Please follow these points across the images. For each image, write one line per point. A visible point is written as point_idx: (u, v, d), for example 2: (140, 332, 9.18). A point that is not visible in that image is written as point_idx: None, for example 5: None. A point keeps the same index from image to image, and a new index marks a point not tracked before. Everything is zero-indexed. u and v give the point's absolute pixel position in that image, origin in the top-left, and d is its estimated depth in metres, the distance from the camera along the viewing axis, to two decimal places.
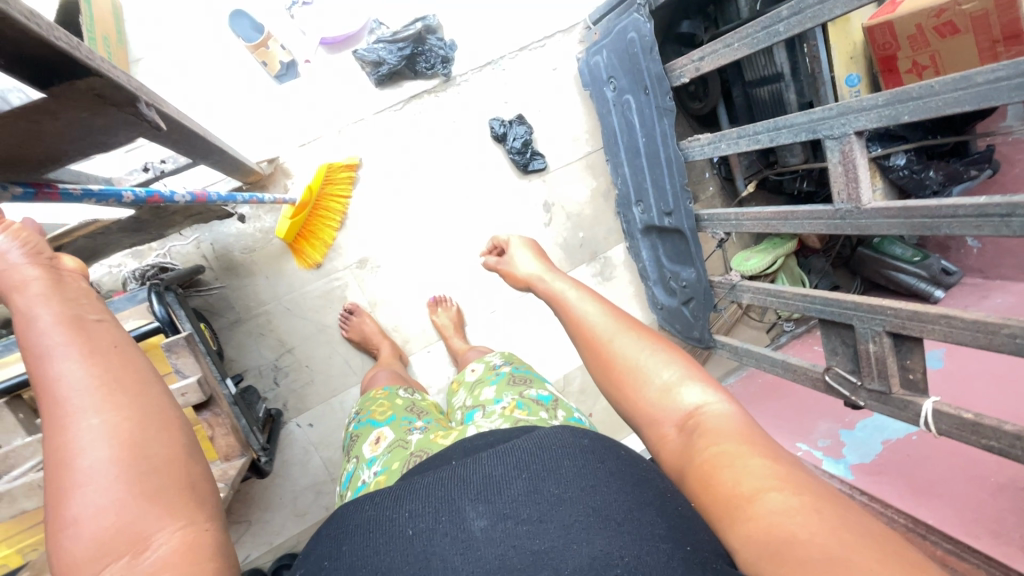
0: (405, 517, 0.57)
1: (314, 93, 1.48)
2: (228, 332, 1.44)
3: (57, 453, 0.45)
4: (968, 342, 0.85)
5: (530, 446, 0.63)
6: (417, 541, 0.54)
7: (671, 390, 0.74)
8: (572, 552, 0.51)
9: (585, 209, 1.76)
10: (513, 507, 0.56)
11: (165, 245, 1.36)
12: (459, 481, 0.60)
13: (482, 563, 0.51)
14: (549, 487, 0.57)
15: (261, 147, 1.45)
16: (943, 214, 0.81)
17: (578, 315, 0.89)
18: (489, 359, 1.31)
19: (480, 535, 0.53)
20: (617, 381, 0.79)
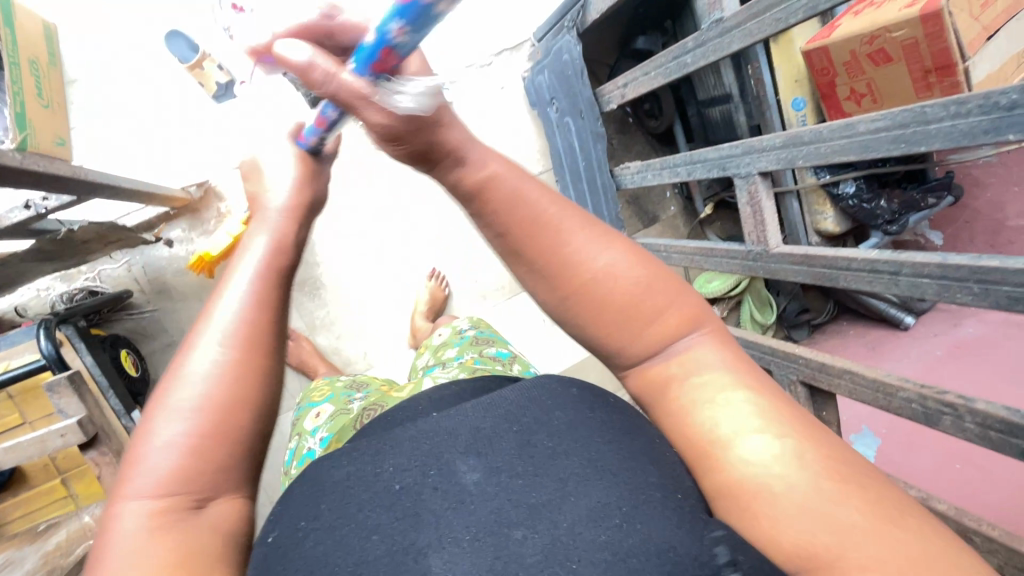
0: (387, 472, 0.47)
1: (251, 116, 1.47)
2: (161, 355, 1.43)
3: (170, 378, 0.47)
4: (868, 401, 0.80)
5: (518, 399, 0.53)
6: (403, 502, 0.43)
7: (667, 316, 0.48)
8: (571, 503, 0.41)
9: None
10: (506, 463, 0.45)
11: (94, 268, 1.36)
12: (446, 434, 0.50)
13: (475, 521, 0.41)
14: (542, 440, 0.47)
15: (193, 168, 1.43)
16: (840, 266, 0.76)
17: (508, 211, 0.48)
18: (455, 323, 1.20)
19: (476, 491, 0.43)
20: (585, 317, 0.48)
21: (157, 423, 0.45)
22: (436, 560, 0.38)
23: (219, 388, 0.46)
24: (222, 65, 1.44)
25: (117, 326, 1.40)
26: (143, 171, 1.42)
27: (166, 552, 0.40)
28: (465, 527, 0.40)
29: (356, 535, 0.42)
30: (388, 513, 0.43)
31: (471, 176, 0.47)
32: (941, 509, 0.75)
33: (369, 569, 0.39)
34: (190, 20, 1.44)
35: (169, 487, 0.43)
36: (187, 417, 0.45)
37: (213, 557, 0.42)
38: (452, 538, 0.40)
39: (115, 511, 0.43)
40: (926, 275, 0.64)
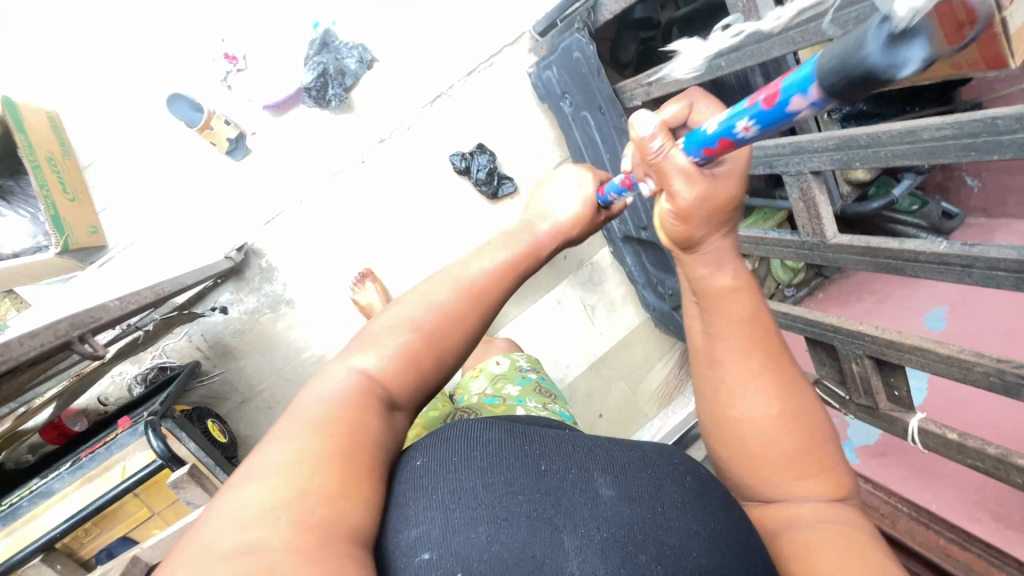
0: (536, 454, 0.64)
1: (269, 167, 1.45)
2: (238, 412, 1.50)
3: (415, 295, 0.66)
4: (943, 374, 0.85)
5: (655, 452, 0.70)
6: (548, 481, 0.61)
7: (815, 477, 0.66)
8: (691, 558, 0.58)
9: None
10: (636, 490, 0.62)
11: (159, 345, 1.40)
12: (589, 450, 0.67)
13: (606, 525, 0.58)
14: (670, 491, 0.63)
15: (224, 230, 1.44)
16: (907, 258, 0.78)
17: (725, 329, 0.67)
18: (514, 359, 1.37)
19: (608, 503, 0.60)
20: (749, 444, 0.67)
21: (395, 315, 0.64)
22: (570, 542, 0.56)
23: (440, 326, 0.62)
24: (229, 119, 1.43)
25: (193, 394, 1.46)
26: (177, 242, 1.43)
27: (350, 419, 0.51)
28: (597, 528, 0.57)
29: (508, 492, 0.59)
30: (533, 483, 0.60)
31: (718, 286, 0.66)
32: (1022, 463, 0.81)
33: (513, 520, 0.56)
34: (191, 83, 1.43)
35: (381, 383, 0.56)
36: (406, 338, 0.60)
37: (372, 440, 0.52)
38: (584, 530, 0.57)
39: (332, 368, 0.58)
40: (1001, 268, 0.67)
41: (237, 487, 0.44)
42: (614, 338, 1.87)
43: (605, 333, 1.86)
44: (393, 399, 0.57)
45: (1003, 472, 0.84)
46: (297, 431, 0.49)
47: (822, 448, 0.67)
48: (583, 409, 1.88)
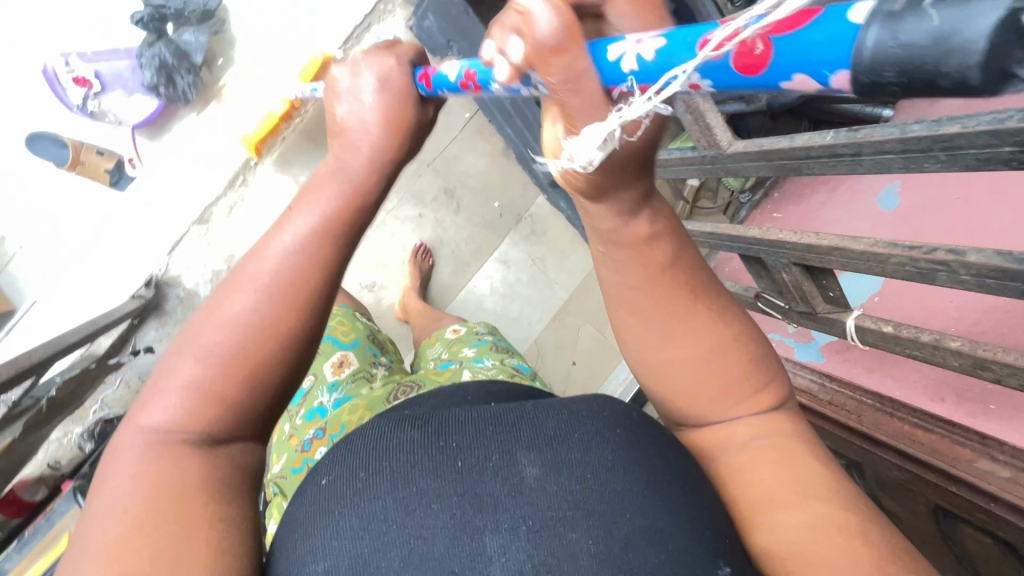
0: (453, 446, 0.49)
1: (156, 188, 1.36)
2: None
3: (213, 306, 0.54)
4: (863, 270, 0.79)
5: (585, 408, 0.53)
6: (465, 480, 0.46)
7: (750, 395, 0.55)
8: (627, 519, 0.45)
9: (490, 174, 1.68)
10: (567, 462, 0.47)
11: (96, 398, 1.35)
12: (509, 423, 0.51)
13: (532, 516, 0.44)
14: (603, 451, 0.48)
15: (126, 264, 1.34)
16: (799, 156, 0.71)
17: (629, 270, 0.54)
18: (471, 323, 1.08)
19: (533, 486, 0.46)
20: (675, 385, 0.55)
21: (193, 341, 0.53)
22: (493, 543, 0.43)
23: (246, 339, 0.52)
24: (104, 148, 1.35)
25: None
26: (81, 286, 1.33)
27: (165, 479, 0.47)
28: (521, 518, 0.44)
29: (417, 502, 0.45)
30: (452, 485, 0.46)
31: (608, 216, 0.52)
32: (955, 347, 0.76)
33: (428, 535, 0.44)
34: (55, 118, 1.34)
35: (180, 427, 0.50)
36: (193, 368, 0.52)
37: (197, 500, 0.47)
38: (507, 525, 0.44)
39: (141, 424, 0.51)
40: (888, 151, 0.59)
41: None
42: (571, 285, 1.80)
43: (561, 283, 1.79)
44: (210, 433, 0.51)
45: (940, 358, 0.80)
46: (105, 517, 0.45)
47: (754, 362, 0.55)
48: (556, 360, 1.82)
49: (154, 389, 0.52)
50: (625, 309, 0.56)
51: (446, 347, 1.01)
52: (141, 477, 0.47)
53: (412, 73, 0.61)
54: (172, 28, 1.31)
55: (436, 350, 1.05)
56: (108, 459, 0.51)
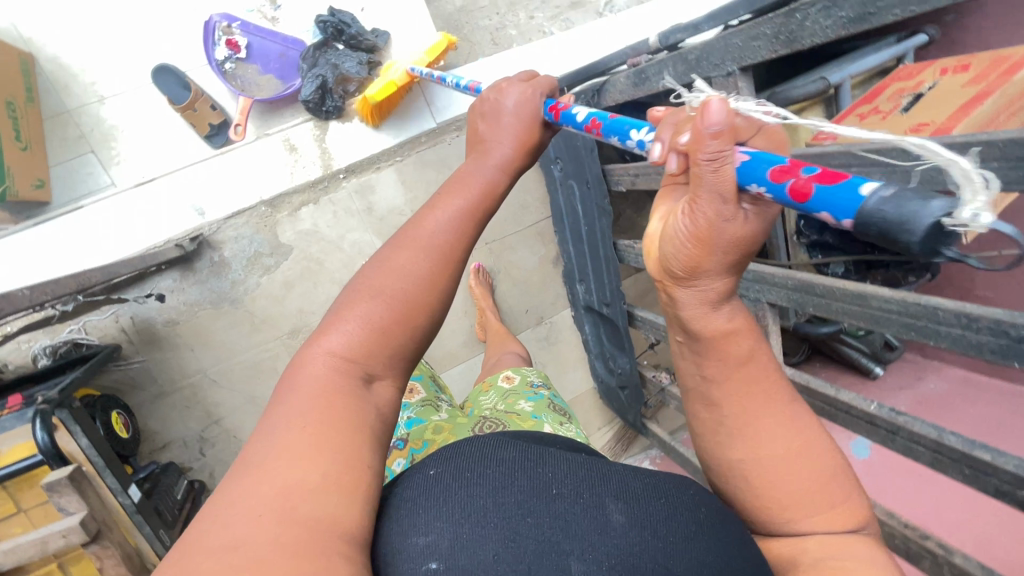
0: (549, 473, 0.50)
1: (241, 158, 1.39)
2: (151, 405, 1.41)
3: (393, 260, 0.60)
4: None
5: (672, 479, 0.55)
6: (558, 507, 0.47)
7: (831, 507, 0.56)
8: None
9: (534, 275, 1.73)
10: (652, 519, 0.48)
11: (80, 320, 1.31)
12: (594, 469, 0.52)
13: (615, 561, 0.45)
14: (682, 522, 0.49)
15: (178, 210, 1.36)
16: (840, 406, 0.86)
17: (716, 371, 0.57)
18: (526, 372, 1.15)
19: (619, 533, 0.46)
20: (753, 481, 0.58)
21: (382, 278, 0.59)
22: (578, 567, 0.44)
23: (414, 293, 0.59)
24: (218, 105, 1.41)
25: (104, 378, 1.36)
26: (111, 218, 1.32)
27: (331, 404, 0.50)
28: (605, 554, 0.45)
29: (514, 511, 0.46)
30: (546, 508, 0.47)
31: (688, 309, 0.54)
32: None
33: (522, 541, 0.45)
34: (187, 61, 1.40)
35: (354, 358, 0.55)
36: (384, 310, 0.57)
37: (351, 425, 0.50)
38: (592, 556, 0.45)
39: (318, 352, 0.54)
40: (921, 443, 0.75)
41: (236, 484, 0.44)
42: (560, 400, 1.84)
43: None
44: (369, 371, 0.55)
45: None
46: (281, 426, 0.48)
47: (839, 479, 0.57)
48: None
49: (339, 316, 0.57)
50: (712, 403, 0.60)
51: (501, 398, 1.06)
52: (304, 400, 0.50)
53: (543, 104, 0.80)
54: (341, 47, 1.45)
55: (491, 399, 1.09)
56: (289, 374, 0.54)
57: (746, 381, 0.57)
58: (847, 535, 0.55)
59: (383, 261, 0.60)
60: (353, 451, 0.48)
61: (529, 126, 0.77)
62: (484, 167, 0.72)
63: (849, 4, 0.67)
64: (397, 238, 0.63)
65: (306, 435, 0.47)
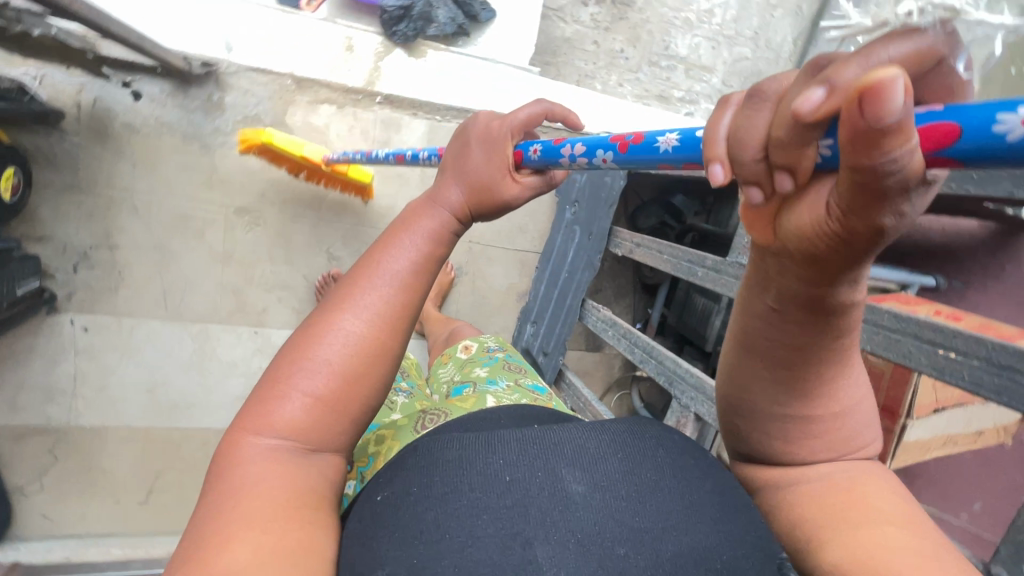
0: (499, 462, 0.56)
1: (297, 28, 1.31)
2: (55, 191, 1.27)
3: (322, 332, 0.59)
4: None
5: (634, 437, 0.60)
6: (515, 493, 0.53)
7: (855, 440, 0.58)
8: (672, 538, 0.51)
9: (495, 295, 1.67)
10: (610, 481, 0.55)
11: (43, 69, 1.19)
12: (549, 442, 0.59)
13: (585, 527, 0.51)
14: (647, 474, 0.56)
15: (201, 31, 1.26)
16: None
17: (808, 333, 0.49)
18: (483, 339, 1.07)
19: (581, 501, 0.53)
20: (817, 425, 0.56)
21: (318, 349, 0.59)
22: (544, 552, 0.49)
23: (347, 366, 0.59)
24: None
25: (25, 136, 1.22)
26: None
27: (271, 480, 0.53)
28: (570, 531, 0.50)
29: (469, 510, 0.52)
30: (499, 498, 0.53)
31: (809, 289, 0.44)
32: None
33: (481, 541, 0.50)
34: None
35: (286, 434, 0.56)
36: (326, 382, 0.58)
37: (287, 493, 0.53)
38: (559, 539, 0.50)
39: (252, 432, 0.56)
40: None
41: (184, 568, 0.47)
42: None
43: None
44: (306, 441, 0.57)
45: None
46: (220, 507, 0.51)
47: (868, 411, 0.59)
48: None
49: (272, 391, 0.58)
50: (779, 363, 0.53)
51: (458, 364, 1.00)
52: (248, 479, 0.53)
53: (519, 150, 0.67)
54: None
55: (450, 371, 1.01)
56: (224, 457, 0.56)
57: (824, 341, 0.50)
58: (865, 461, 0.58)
59: (317, 331, 0.60)
60: (289, 523, 0.51)
61: (492, 172, 0.66)
62: (449, 207, 0.67)
63: None
64: (334, 299, 0.62)
65: (248, 512, 0.50)
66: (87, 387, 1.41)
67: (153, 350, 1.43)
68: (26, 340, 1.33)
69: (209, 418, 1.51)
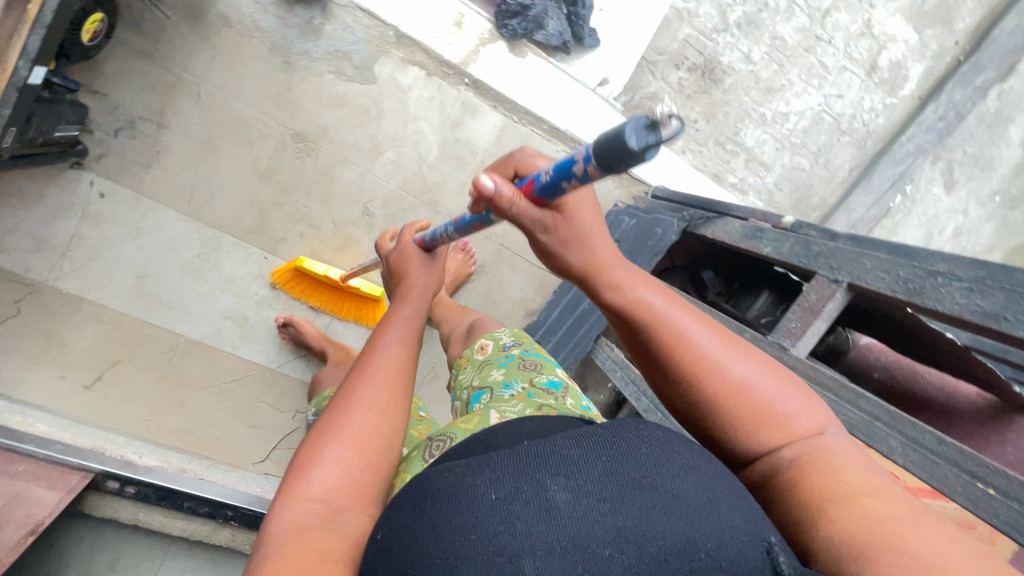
0: (486, 482, 0.49)
1: None
2: (128, 51, 1.26)
3: (343, 405, 0.66)
4: None
5: (620, 431, 0.53)
6: (500, 509, 0.47)
7: (798, 410, 0.60)
8: (656, 535, 0.46)
9: (506, 304, 1.66)
10: (590, 480, 0.48)
11: None
12: (535, 448, 0.52)
13: (567, 535, 0.45)
14: (632, 474, 0.49)
15: None
16: None
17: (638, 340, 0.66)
18: (500, 336, 1.05)
19: (566, 508, 0.47)
20: (726, 402, 0.60)
21: (342, 417, 0.65)
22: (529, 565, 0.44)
23: (364, 426, 0.64)
24: None
25: None
26: None
27: (307, 542, 0.53)
28: (554, 541, 0.45)
29: (456, 531, 0.47)
30: (486, 516, 0.47)
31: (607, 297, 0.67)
32: None
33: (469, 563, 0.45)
34: None
35: (319, 496, 0.58)
36: (351, 443, 0.62)
37: (323, 553, 0.52)
38: (539, 550, 0.44)
39: (291, 499, 0.58)
40: None
41: None
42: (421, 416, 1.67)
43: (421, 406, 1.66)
44: (336, 503, 0.58)
45: None
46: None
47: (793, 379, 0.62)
48: None
49: (304, 463, 0.61)
50: (648, 363, 0.66)
51: (477, 368, 0.99)
52: (285, 548, 0.53)
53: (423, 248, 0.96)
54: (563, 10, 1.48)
55: (468, 375, 1.00)
56: (269, 534, 0.55)
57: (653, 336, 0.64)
58: (819, 435, 0.59)
59: (343, 405, 0.66)
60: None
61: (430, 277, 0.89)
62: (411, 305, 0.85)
63: (998, 297, 0.66)
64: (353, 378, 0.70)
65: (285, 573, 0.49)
66: (79, 253, 1.35)
67: (159, 239, 1.39)
68: (40, 185, 1.28)
69: (186, 326, 1.45)
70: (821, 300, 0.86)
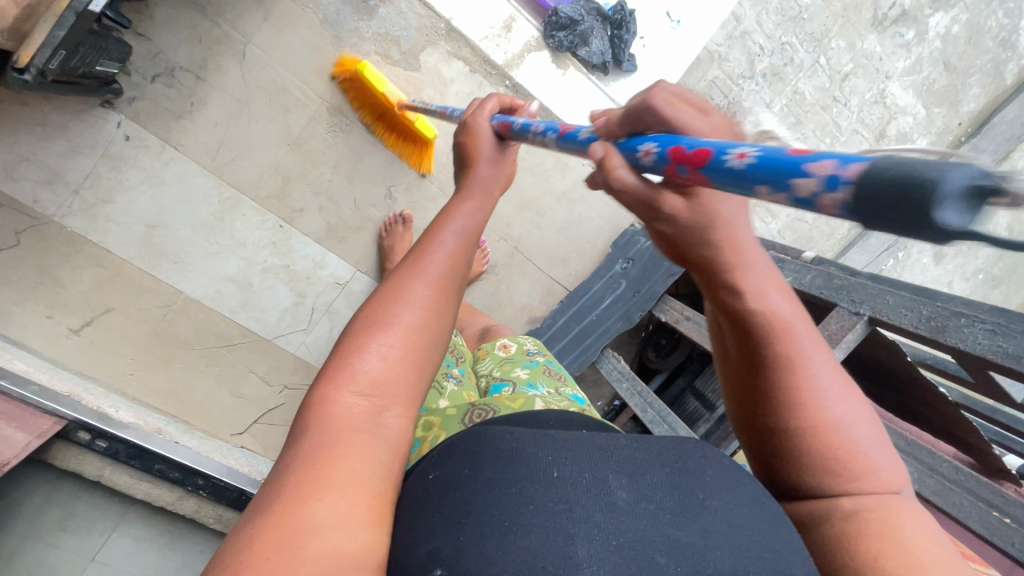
0: (548, 459, 0.47)
1: None
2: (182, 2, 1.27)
3: (391, 296, 0.60)
4: None
5: (689, 450, 0.50)
6: (560, 489, 0.45)
7: (877, 470, 0.56)
8: (715, 557, 0.41)
9: (511, 308, 1.66)
10: (654, 484, 0.46)
11: None
12: (597, 443, 0.50)
13: (624, 534, 0.42)
14: (696, 490, 0.46)
15: None
16: None
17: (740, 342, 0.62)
18: (524, 342, 1.06)
19: (625, 506, 0.44)
20: (817, 447, 0.57)
21: (389, 313, 0.58)
22: (584, 551, 0.41)
23: (413, 324, 0.58)
24: None
25: None
26: None
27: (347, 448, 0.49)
28: (611, 532, 0.42)
29: (513, 503, 0.44)
30: (546, 493, 0.45)
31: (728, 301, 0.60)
32: None
33: (524, 537, 0.42)
34: None
35: (364, 392, 0.54)
36: (396, 341, 0.57)
37: (363, 463, 0.49)
38: (597, 536, 0.42)
39: (333, 390, 0.53)
40: None
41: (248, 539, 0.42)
42: None
43: None
44: (379, 403, 0.54)
45: None
46: (292, 475, 0.46)
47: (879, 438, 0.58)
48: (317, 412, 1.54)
49: (349, 351, 0.55)
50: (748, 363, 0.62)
51: (500, 361, 0.99)
52: (322, 442, 0.49)
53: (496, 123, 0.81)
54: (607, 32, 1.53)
55: (488, 366, 1.00)
56: (310, 420, 0.52)
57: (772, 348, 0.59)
58: (891, 496, 0.55)
59: (392, 296, 0.60)
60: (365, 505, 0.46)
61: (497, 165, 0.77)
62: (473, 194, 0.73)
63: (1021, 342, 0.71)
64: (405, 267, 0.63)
65: (321, 481, 0.46)
66: (92, 191, 1.31)
67: (175, 191, 1.36)
68: (67, 118, 1.26)
69: (187, 283, 1.40)
70: (841, 329, 0.90)
